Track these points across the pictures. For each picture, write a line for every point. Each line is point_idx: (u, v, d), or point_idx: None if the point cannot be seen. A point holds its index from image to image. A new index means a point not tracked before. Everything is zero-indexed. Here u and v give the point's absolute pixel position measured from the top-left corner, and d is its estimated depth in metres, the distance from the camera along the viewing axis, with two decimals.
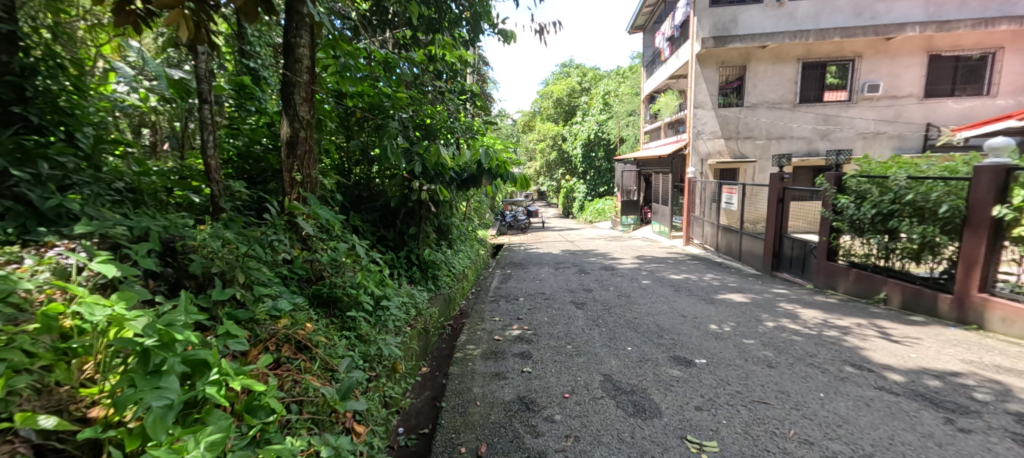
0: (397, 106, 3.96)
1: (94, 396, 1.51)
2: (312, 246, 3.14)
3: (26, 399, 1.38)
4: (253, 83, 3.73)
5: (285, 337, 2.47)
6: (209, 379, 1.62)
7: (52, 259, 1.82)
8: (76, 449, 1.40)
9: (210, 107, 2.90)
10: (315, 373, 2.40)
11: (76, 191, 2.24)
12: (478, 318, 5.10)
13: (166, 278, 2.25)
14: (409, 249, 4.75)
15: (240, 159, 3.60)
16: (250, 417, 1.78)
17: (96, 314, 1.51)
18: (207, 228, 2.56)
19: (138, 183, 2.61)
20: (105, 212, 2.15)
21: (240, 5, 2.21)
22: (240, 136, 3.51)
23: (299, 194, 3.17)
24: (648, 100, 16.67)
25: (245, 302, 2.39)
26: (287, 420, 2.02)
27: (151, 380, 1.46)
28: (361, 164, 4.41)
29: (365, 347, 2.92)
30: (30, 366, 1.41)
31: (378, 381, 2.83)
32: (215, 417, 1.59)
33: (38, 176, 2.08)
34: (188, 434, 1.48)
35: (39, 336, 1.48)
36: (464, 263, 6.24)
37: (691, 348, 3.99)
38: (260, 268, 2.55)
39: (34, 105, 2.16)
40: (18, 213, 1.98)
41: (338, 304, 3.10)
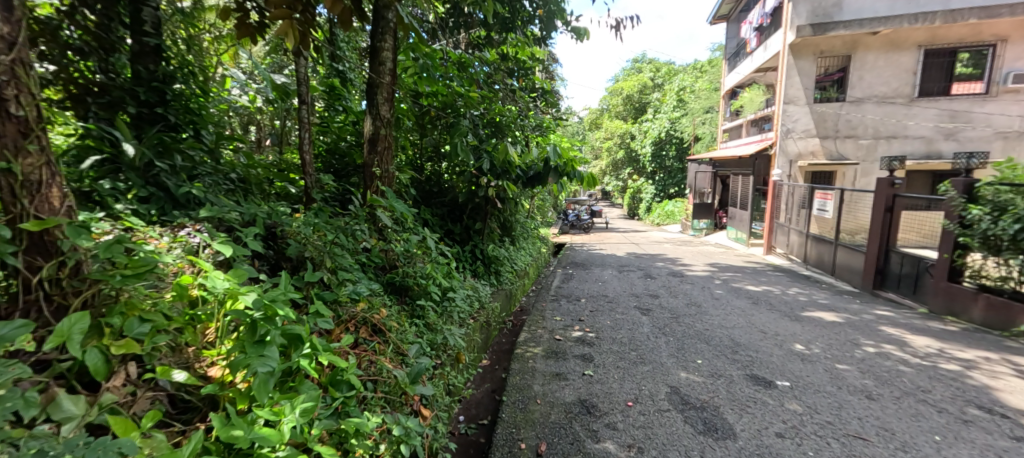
0: (469, 104, 4.00)
1: (213, 357, 1.69)
2: (388, 237, 3.23)
3: (164, 354, 1.57)
4: (342, 84, 3.91)
5: (363, 320, 2.58)
6: (302, 352, 1.76)
7: (183, 238, 2.04)
8: (198, 401, 1.56)
9: (308, 107, 3.07)
10: (388, 355, 2.48)
11: (201, 180, 2.46)
12: (539, 316, 5.06)
13: (267, 259, 2.48)
14: (474, 244, 4.80)
15: (328, 155, 3.84)
16: (334, 390, 1.89)
17: (218, 286, 1.69)
18: (301, 216, 2.73)
19: (247, 175, 2.79)
20: (223, 199, 2.39)
21: (336, 13, 2.30)
22: (329, 132, 3.78)
23: (378, 187, 3.30)
24: (727, 97, 15.72)
25: (330, 285, 2.53)
26: (364, 396, 2.12)
27: (257, 348, 1.58)
28: (434, 160, 4.52)
29: (432, 335, 2.98)
30: (167, 327, 1.59)
31: (443, 369, 2.87)
32: (306, 387, 1.74)
33: (174, 167, 2.33)
34: (285, 399, 1.61)
35: (173, 302, 1.68)
36: (526, 260, 6.23)
37: (772, 368, 3.69)
38: (344, 255, 2.68)
39: (172, 107, 2.45)
40: (158, 198, 2.24)
41: (410, 292, 3.18)
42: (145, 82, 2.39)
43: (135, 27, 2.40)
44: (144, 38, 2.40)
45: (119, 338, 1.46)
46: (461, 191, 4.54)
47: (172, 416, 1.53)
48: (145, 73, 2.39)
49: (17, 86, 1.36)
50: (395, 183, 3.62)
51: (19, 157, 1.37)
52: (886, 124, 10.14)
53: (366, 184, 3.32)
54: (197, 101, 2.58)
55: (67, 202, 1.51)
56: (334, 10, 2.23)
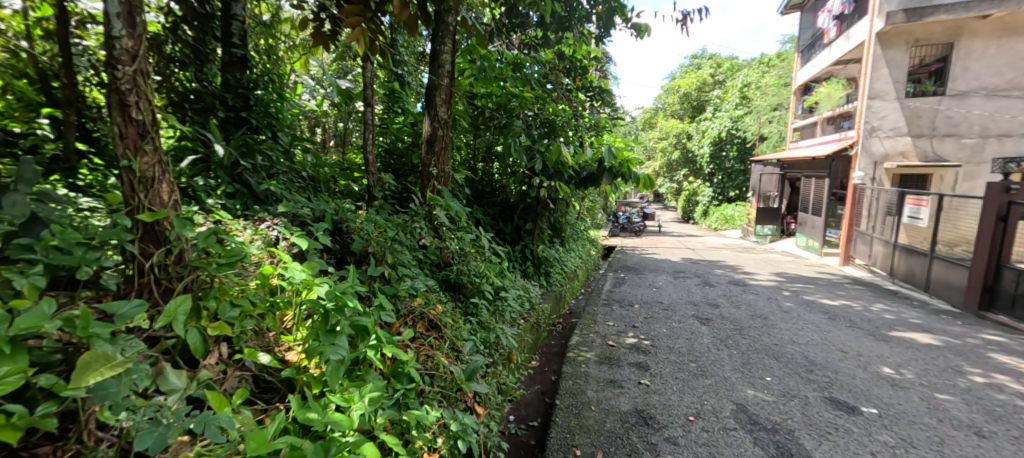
0: (523, 105, 3.98)
1: (290, 343, 1.95)
2: (442, 235, 3.15)
3: (250, 337, 1.85)
4: (401, 87, 4.02)
5: (420, 314, 2.63)
6: (368, 343, 1.95)
7: (263, 230, 2.24)
8: (279, 382, 1.80)
9: (371, 110, 3.05)
10: (444, 351, 2.54)
11: (278, 179, 2.64)
12: (590, 320, 4.95)
13: (335, 254, 2.57)
14: (524, 245, 4.79)
15: (386, 155, 3.95)
16: (396, 382, 2.06)
17: (296, 276, 1.94)
18: (363, 213, 2.82)
19: (316, 173, 2.94)
20: (295, 196, 2.53)
21: (405, 19, 2.41)
22: (389, 134, 3.88)
23: (434, 187, 3.34)
24: (798, 93, 14.71)
25: (390, 280, 2.60)
26: (422, 390, 2.22)
27: (329, 337, 1.80)
28: (487, 161, 4.54)
29: (485, 334, 2.91)
30: (253, 312, 1.84)
31: (495, 369, 2.80)
32: (371, 377, 1.94)
33: (254, 166, 2.50)
34: (354, 387, 1.80)
35: (258, 290, 1.95)
36: (576, 263, 6.12)
37: (854, 391, 3.40)
38: (403, 251, 2.73)
39: (254, 112, 2.60)
40: (242, 195, 2.39)
41: (463, 289, 3.12)
42: (232, 89, 2.55)
43: (225, 39, 2.58)
44: (233, 49, 2.56)
45: (214, 320, 1.68)
46: (514, 192, 4.51)
47: (256, 394, 1.78)
48: (233, 81, 2.55)
49: (137, 93, 1.60)
50: (450, 183, 3.66)
51: (138, 155, 1.61)
52: (996, 120, 9.04)
53: (423, 183, 3.36)
54: (276, 106, 2.72)
55: (175, 195, 1.74)
56: (403, 16, 2.35)
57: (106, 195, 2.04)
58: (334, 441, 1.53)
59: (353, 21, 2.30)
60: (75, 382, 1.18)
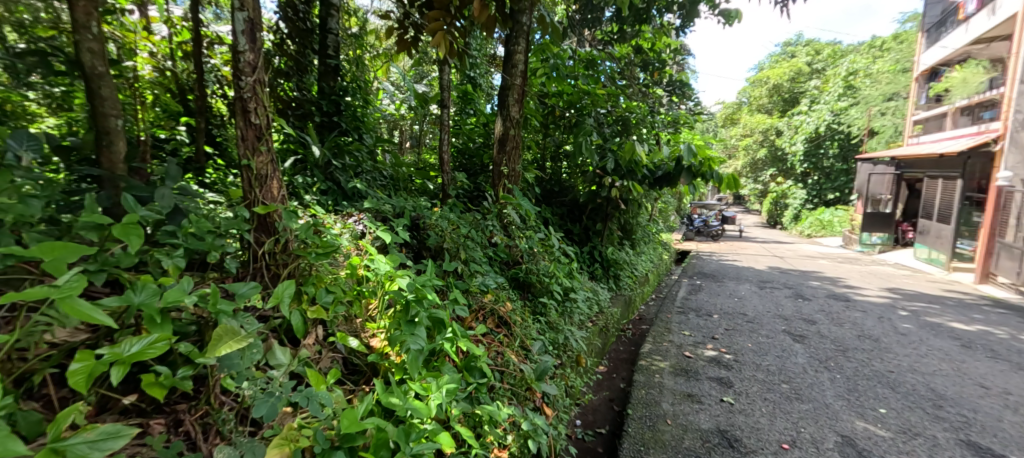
0: (595, 102, 3.95)
1: (375, 330, 2.23)
2: (512, 234, 3.10)
3: (341, 323, 2.16)
4: (473, 90, 4.15)
5: (490, 310, 2.64)
6: (445, 335, 2.19)
7: (350, 223, 2.38)
8: (365, 367, 2.12)
9: (445, 112, 3.10)
10: (514, 349, 2.56)
11: (363, 177, 2.79)
12: (664, 328, 4.68)
13: (412, 248, 2.64)
14: (592, 246, 4.58)
15: (458, 155, 4.02)
16: (469, 376, 2.23)
17: (380, 268, 2.24)
18: (439, 210, 2.86)
19: (395, 172, 3.07)
20: (377, 192, 2.66)
21: (484, 21, 2.52)
22: (461, 135, 3.98)
23: (504, 186, 3.32)
24: (921, 81, 12.89)
25: (462, 276, 2.59)
26: (493, 386, 2.32)
27: (409, 327, 2.05)
28: (556, 159, 4.48)
29: (554, 334, 2.83)
30: (344, 299, 2.14)
31: (564, 370, 2.71)
32: (447, 368, 2.18)
33: (344, 166, 2.67)
34: (430, 377, 2.07)
35: (348, 280, 2.25)
36: (647, 267, 5.87)
37: (999, 437, 2.90)
38: (475, 248, 2.72)
39: (344, 116, 2.79)
40: (332, 191, 2.55)
41: (533, 288, 3.07)
42: (327, 96, 2.76)
43: (322, 52, 2.80)
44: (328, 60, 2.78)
45: (312, 303, 2.00)
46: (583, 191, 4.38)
47: (346, 374, 2.11)
48: (327, 89, 2.76)
49: (255, 100, 2.02)
50: (520, 182, 3.64)
51: (256, 155, 2.02)
52: None
53: (495, 182, 3.35)
54: (362, 111, 2.92)
55: (280, 190, 2.14)
56: (485, 19, 2.45)
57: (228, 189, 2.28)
58: (413, 426, 1.81)
59: (434, 26, 2.38)
60: (210, 352, 1.50)
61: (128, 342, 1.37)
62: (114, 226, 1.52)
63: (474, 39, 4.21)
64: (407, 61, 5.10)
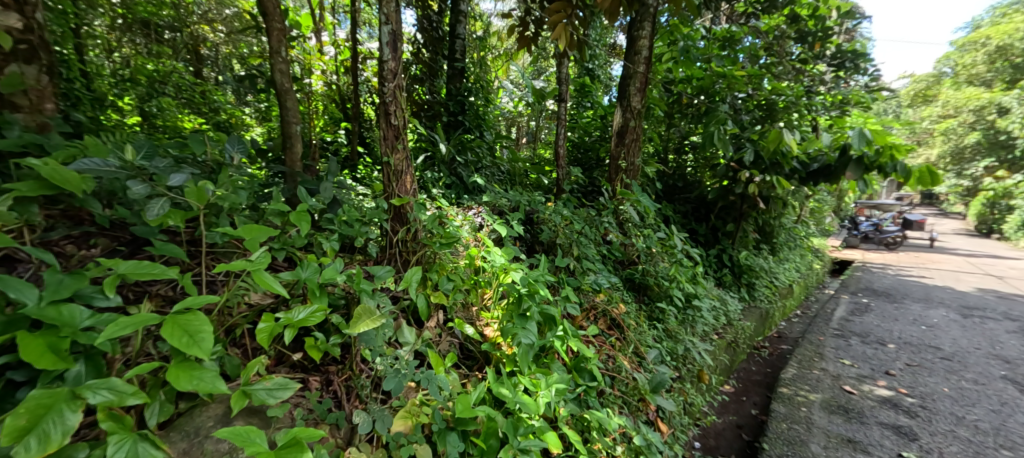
0: (732, 86, 3.49)
1: (489, 320, 2.22)
2: (629, 231, 2.91)
3: (458, 310, 2.18)
4: (590, 82, 4.12)
5: (603, 311, 2.52)
6: (556, 333, 2.18)
7: (469, 216, 2.49)
8: (478, 355, 2.13)
9: (563, 104, 3.16)
10: (627, 355, 2.40)
11: (484, 173, 2.96)
12: (813, 352, 3.80)
13: (525, 242, 2.68)
14: (722, 249, 3.92)
15: (574, 149, 3.88)
16: (579, 377, 2.19)
17: (497, 260, 2.21)
18: (553, 205, 2.87)
19: (512, 168, 3.14)
20: (494, 186, 2.78)
21: (608, 6, 2.40)
22: (576, 129, 3.88)
23: (622, 181, 3.13)
24: None
25: (574, 272, 2.52)
26: (602, 390, 2.22)
27: (520, 321, 2.08)
28: (680, 152, 4.06)
29: (672, 343, 2.58)
30: (463, 287, 2.16)
31: (684, 385, 2.45)
32: (556, 367, 2.16)
33: (466, 162, 2.87)
34: (540, 373, 2.06)
35: (467, 269, 2.26)
36: (792, 276, 4.89)
37: None
38: (588, 245, 2.61)
39: (467, 115, 3.03)
40: (455, 185, 2.75)
41: (649, 291, 2.83)
42: (454, 97, 3.01)
43: (451, 56, 3.05)
44: (455, 63, 3.03)
45: (435, 289, 2.05)
46: (710, 187, 3.88)
47: (461, 359, 2.14)
48: (455, 90, 3.01)
49: (396, 104, 2.06)
50: (641, 177, 3.37)
51: (394, 153, 2.07)
52: None
53: (611, 177, 3.18)
54: (483, 110, 3.14)
55: (414, 184, 2.16)
56: (608, 6, 2.36)
57: (369, 183, 2.59)
58: (522, 420, 1.90)
59: (555, 19, 2.37)
60: (352, 327, 1.70)
61: (297, 310, 1.68)
62: (290, 213, 1.79)
63: (594, 28, 4.15)
64: (525, 57, 5.25)
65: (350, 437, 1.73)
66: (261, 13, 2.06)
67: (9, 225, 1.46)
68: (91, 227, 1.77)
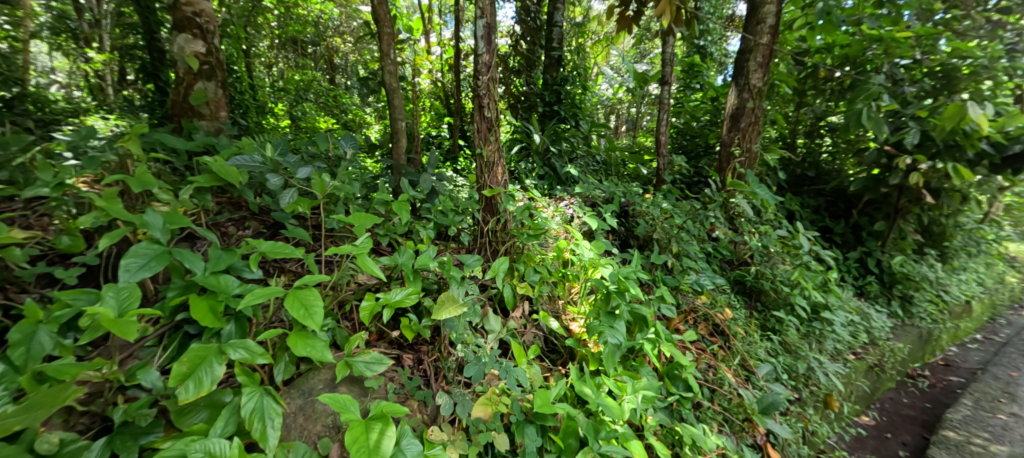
0: (889, 50, 2.87)
1: (576, 315, 2.09)
2: (740, 228, 2.59)
3: (544, 301, 2.08)
4: (700, 60, 3.75)
5: (704, 316, 2.27)
6: (646, 335, 1.99)
7: (561, 208, 2.42)
8: (563, 350, 2.02)
9: (668, 89, 2.84)
10: (732, 368, 2.13)
11: (579, 162, 2.93)
12: (1000, 391, 2.84)
13: (619, 235, 2.57)
14: (867, 251, 3.16)
15: (679, 136, 3.53)
16: (670, 385, 1.99)
17: (584, 254, 2.09)
18: (651, 197, 2.70)
19: (608, 157, 3.07)
20: (588, 178, 2.72)
21: None
22: (682, 114, 3.53)
23: (735, 170, 2.77)
24: None
25: (672, 270, 2.33)
26: (699, 403, 2.00)
27: (609, 319, 1.93)
28: (813, 135, 3.42)
29: (791, 360, 2.22)
30: (550, 279, 2.08)
31: (803, 410, 2.09)
32: (645, 371, 1.99)
33: (560, 151, 2.89)
34: (626, 376, 1.91)
35: (554, 261, 2.15)
36: (971, 289, 3.76)
37: None
38: (691, 242, 2.39)
39: (563, 104, 3.09)
40: (548, 177, 2.74)
41: (763, 297, 2.46)
42: (549, 87, 3.09)
43: (547, 45, 3.14)
44: (553, 53, 3.10)
45: (521, 280, 2.03)
46: (856, 176, 3.21)
47: (545, 352, 2.05)
48: (550, 80, 3.09)
49: (490, 97, 2.03)
50: (760, 167, 2.97)
51: (486, 145, 2.07)
52: None
53: (720, 167, 2.84)
54: (580, 98, 3.16)
55: (505, 176, 2.16)
56: None
57: (466, 175, 2.69)
58: (604, 423, 1.76)
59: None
60: (435, 313, 1.71)
61: (395, 291, 1.71)
62: (393, 203, 1.83)
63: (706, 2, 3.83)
64: (628, 38, 4.92)
65: (435, 416, 1.70)
66: (376, 19, 2.17)
67: (191, 208, 1.63)
68: (246, 212, 1.84)
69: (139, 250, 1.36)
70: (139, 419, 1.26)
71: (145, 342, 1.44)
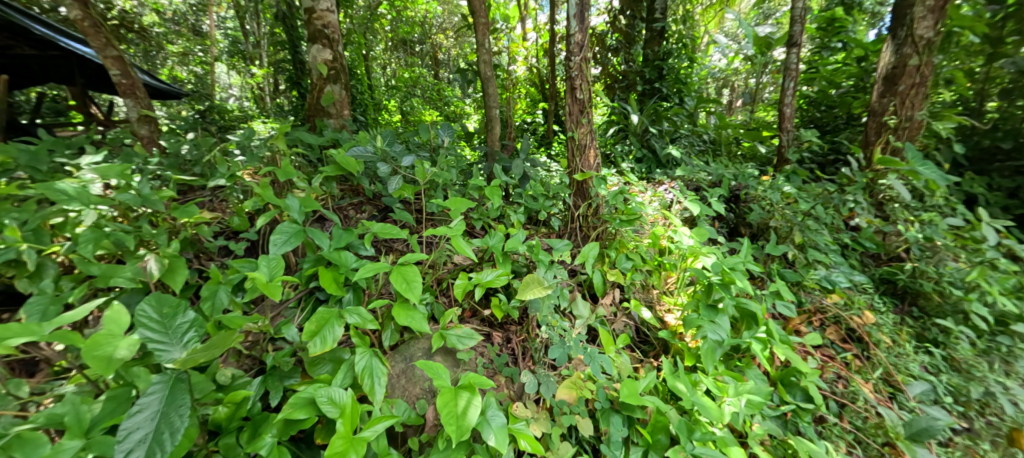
0: None
1: (671, 306, 1.96)
2: (890, 214, 2.18)
3: (636, 290, 2.00)
4: (845, 12, 3.10)
5: (834, 317, 1.96)
6: (756, 334, 1.77)
7: (660, 193, 2.32)
8: (656, 342, 1.92)
9: (798, 51, 2.58)
10: (873, 382, 1.79)
11: (680, 142, 2.96)
12: None
13: (727, 223, 2.40)
14: None
15: (811, 107, 3.07)
16: (784, 393, 1.75)
17: (683, 242, 1.95)
18: (770, 179, 2.45)
19: (717, 135, 2.99)
20: (693, 159, 2.64)
21: None
22: (816, 81, 3.05)
23: (888, 143, 2.39)
24: None
25: (795, 264, 2.09)
26: (822, 416, 1.73)
27: (710, 313, 1.76)
28: (1012, 95, 2.54)
29: (959, 378, 1.79)
30: (643, 267, 1.99)
31: (976, 444, 1.64)
32: (753, 373, 1.78)
33: (661, 131, 2.95)
34: (728, 376, 1.72)
35: (648, 249, 2.04)
36: None
37: None
38: (821, 231, 2.11)
39: (666, 80, 3.17)
40: (647, 160, 2.78)
41: (920, 300, 2.02)
42: (651, 62, 3.18)
43: (649, 17, 3.21)
44: (655, 25, 3.18)
45: (613, 267, 1.98)
46: None
47: (636, 342, 1.98)
48: (652, 55, 3.18)
49: (582, 78, 2.00)
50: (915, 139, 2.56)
51: (578, 128, 2.05)
52: None
53: (867, 140, 2.49)
54: (686, 71, 3.20)
55: (598, 159, 2.11)
56: None
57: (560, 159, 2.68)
58: (699, 424, 1.63)
59: None
60: (520, 294, 1.79)
61: (486, 271, 1.76)
62: (486, 188, 1.92)
63: None
64: None
65: (520, 393, 1.75)
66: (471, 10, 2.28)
67: (320, 194, 1.91)
68: (363, 198, 2.10)
69: (283, 228, 1.60)
70: (282, 365, 1.52)
71: (289, 303, 1.73)
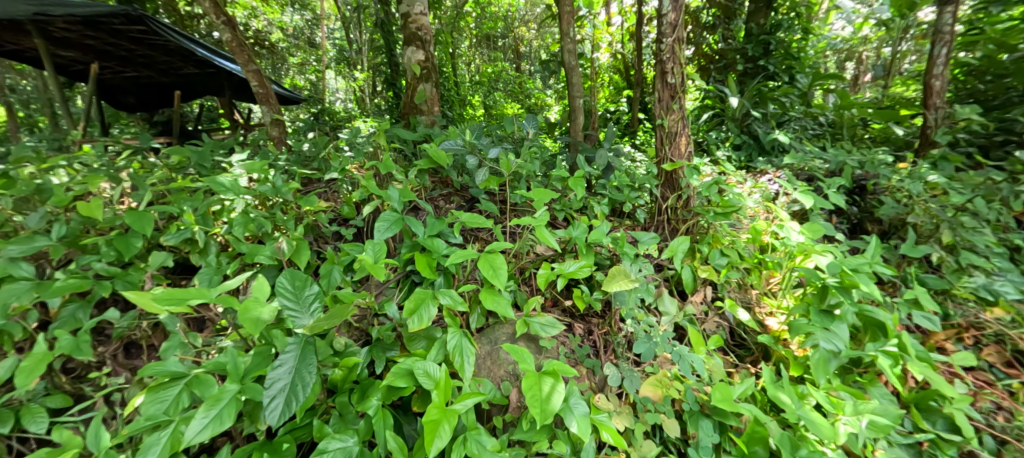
0: None
1: (773, 308, 1.78)
2: None
3: (732, 289, 1.87)
4: None
5: (994, 335, 1.65)
6: (885, 347, 1.50)
7: (762, 184, 2.14)
8: (754, 346, 1.77)
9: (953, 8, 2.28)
10: None
11: (789, 126, 2.81)
12: None
13: (849, 218, 2.15)
14: None
15: (970, 78, 2.58)
16: (920, 419, 1.48)
17: (790, 238, 1.75)
18: (910, 167, 2.14)
19: (838, 117, 2.79)
20: (806, 145, 2.46)
21: None
22: (980, 44, 2.51)
23: None
24: None
25: (942, 269, 1.79)
26: (973, 452, 1.43)
27: (823, 319, 1.56)
28: None
29: None
30: (740, 265, 1.85)
31: None
32: (877, 392, 1.53)
33: (766, 115, 2.84)
34: (845, 392, 1.49)
35: (747, 244, 1.88)
36: None
37: None
38: (982, 230, 1.78)
39: (773, 57, 3.07)
40: (749, 147, 2.69)
41: None
42: (755, 38, 3.12)
43: None
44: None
45: (705, 263, 1.87)
46: None
47: (730, 345, 1.84)
48: (754, 30, 3.12)
49: (673, 61, 1.90)
50: None
51: (668, 114, 1.95)
52: None
53: None
54: (797, 47, 3.08)
55: (690, 147, 1.99)
56: None
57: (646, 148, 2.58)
58: (806, 441, 1.43)
59: None
60: (606, 285, 1.76)
61: (569, 262, 1.77)
62: (569, 179, 1.91)
63: None
64: None
65: (603, 385, 1.74)
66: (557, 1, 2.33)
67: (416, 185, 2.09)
68: (451, 189, 2.24)
69: (386, 216, 1.75)
70: (385, 337, 1.70)
71: (390, 283, 1.93)
